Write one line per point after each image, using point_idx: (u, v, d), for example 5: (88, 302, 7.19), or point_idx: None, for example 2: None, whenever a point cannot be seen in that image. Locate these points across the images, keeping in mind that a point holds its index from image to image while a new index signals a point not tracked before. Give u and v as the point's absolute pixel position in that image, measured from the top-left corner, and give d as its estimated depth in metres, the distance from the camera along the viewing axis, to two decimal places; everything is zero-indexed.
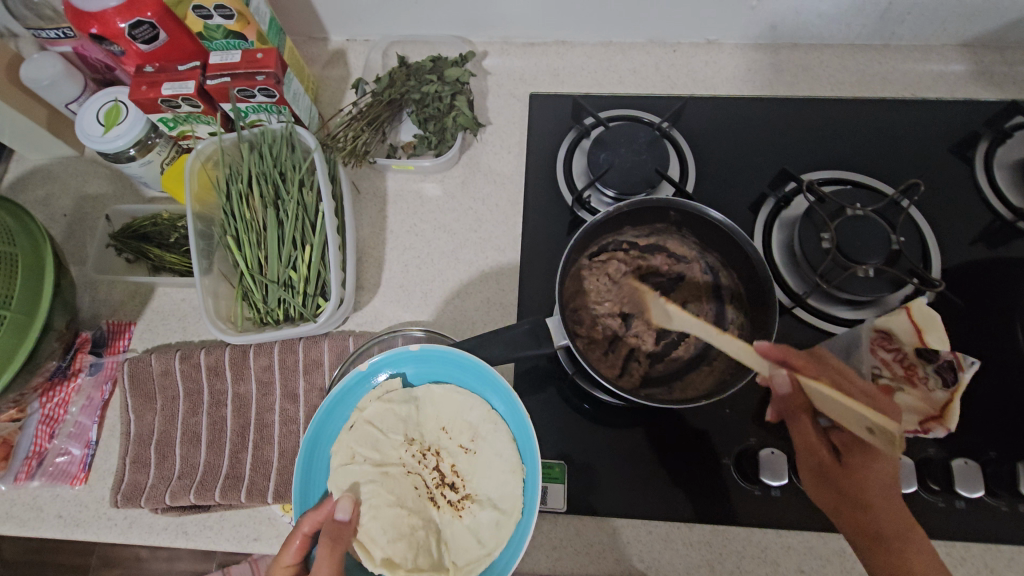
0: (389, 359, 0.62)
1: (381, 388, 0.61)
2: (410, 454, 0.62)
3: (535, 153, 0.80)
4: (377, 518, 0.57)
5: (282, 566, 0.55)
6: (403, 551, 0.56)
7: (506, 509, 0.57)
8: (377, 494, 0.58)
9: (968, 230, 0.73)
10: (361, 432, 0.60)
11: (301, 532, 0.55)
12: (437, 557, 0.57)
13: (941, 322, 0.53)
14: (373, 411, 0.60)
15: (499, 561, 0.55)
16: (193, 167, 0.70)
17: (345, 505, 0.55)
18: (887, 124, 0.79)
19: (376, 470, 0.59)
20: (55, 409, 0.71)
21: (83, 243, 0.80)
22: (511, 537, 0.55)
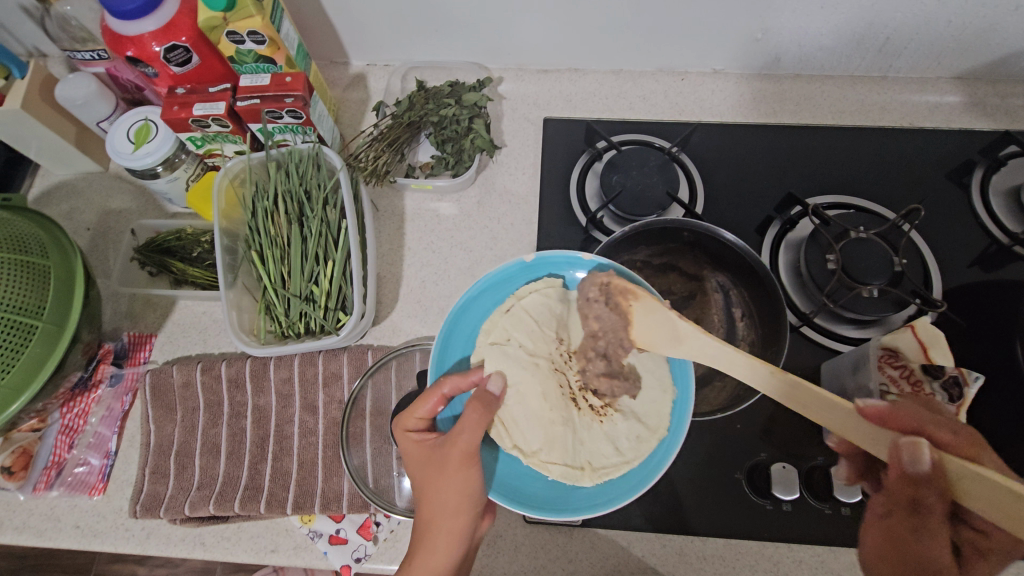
0: (549, 262, 0.68)
1: (541, 283, 0.68)
2: (557, 351, 0.66)
3: (549, 175, 0.83)
4: (523, 406, 0.63)
5: (412, 418, 0.58)
6: (540, 441, 0.62)
7: (651, 426, 0.63)
8: (525, 381, 0.63)
9: (967, 253, 0.76)
10: (517, 317, 0.66)
11: (442, 392, 0.57)
12: (572, 456, 0.62)
13: (945, 342, 0.57)
14: (531, 300, 0.66)
15: (633, 475, 0.61)
16: (221, 184, 0.73)
17: (496, 378, 0.60)
18: (887, 151, 0.82)
19: (527, 359, 0.64)
20: (75, 420, 0.71)
21: (106, 256, 0.82)
22: (653, 451, 0.61)
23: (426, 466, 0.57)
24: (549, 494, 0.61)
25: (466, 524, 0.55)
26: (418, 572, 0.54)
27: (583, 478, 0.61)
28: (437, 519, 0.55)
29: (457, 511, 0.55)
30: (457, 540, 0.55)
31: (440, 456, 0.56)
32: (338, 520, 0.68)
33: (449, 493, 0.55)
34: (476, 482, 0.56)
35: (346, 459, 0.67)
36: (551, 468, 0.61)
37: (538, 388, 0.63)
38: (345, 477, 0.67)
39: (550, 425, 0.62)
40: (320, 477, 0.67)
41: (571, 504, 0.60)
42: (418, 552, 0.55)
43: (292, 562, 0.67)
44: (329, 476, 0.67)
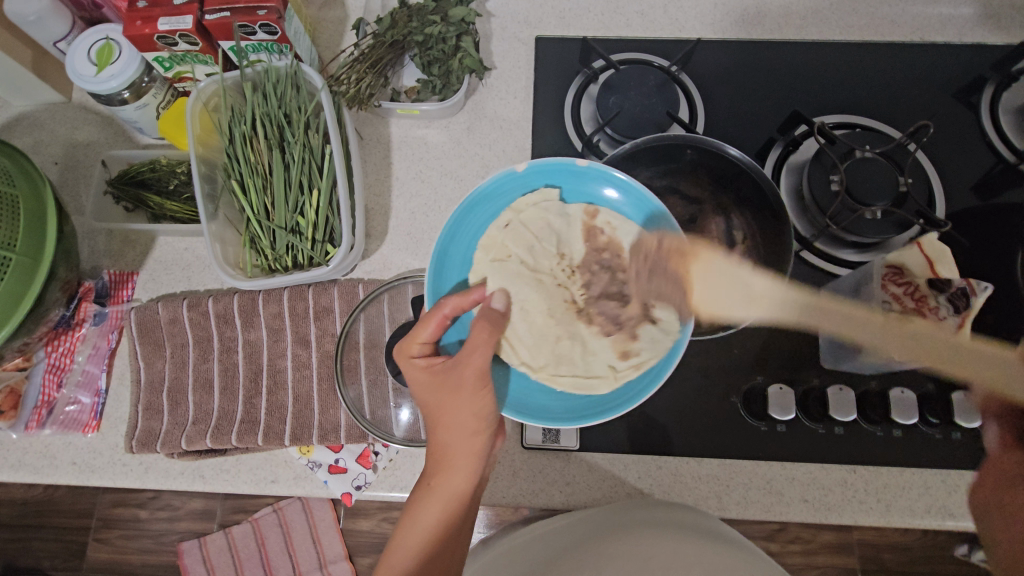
0: (547, 167, 0.65)
1: (538, 195, 0.65)
2: (557, 266, 0.67)
3: (542, 98, 0.79)
4: (527, 321, 0.64)
5: (415, 343, 0.57)
6: (547, 356, 0.63)
7: (664, 327, 0.62)
8: (529, 296, 0.64)
9: (971, 173, 0.74)
10: (516, 232, 0.65)
11: (443, 314, 0.56)
12: (582, 368, 0.63)
13: (951, 258, 0.58)
14: (530, 215, 0.65)
15: (642, 380, 0.60)
16: (194, 109, 0.68)
17: (497, 297, 0.62)
18: (896, 67, 0.79)
19: (529, 274, 0.65)
20: (61, 358, 0.70)
21: (78, 192, 0.78)
22: (654, 364, 0.60)
23: (437, 389, 0.56)
24: (562, 405, 0.61)
25: (481, 442, 0.55)
26: (438, 489, 0.54)
27: (597, 387, 0.61)
28: (453, 439, 0.55)
29: (473, 431, 0.55)
30: (474, 457, 0.55)
31: (453, 378, 0.55)
32: (337, 450, 0.68)
33: (466, 412, 0.55)
34: (491, 403, 0.56)
35: (342, 392, 0.66)
36: (560, 380, 0.62)
37: (541, 302, 0.64)
38: (342, 409, 0.67)
39: (555, 339, 0.63)
40: (316, 409, 0.67)
41: (585, 411, 0.60)
42: (430, 496, 0.54)
43: (293, 492, 0.67)
44: (326, 408, 0.67)
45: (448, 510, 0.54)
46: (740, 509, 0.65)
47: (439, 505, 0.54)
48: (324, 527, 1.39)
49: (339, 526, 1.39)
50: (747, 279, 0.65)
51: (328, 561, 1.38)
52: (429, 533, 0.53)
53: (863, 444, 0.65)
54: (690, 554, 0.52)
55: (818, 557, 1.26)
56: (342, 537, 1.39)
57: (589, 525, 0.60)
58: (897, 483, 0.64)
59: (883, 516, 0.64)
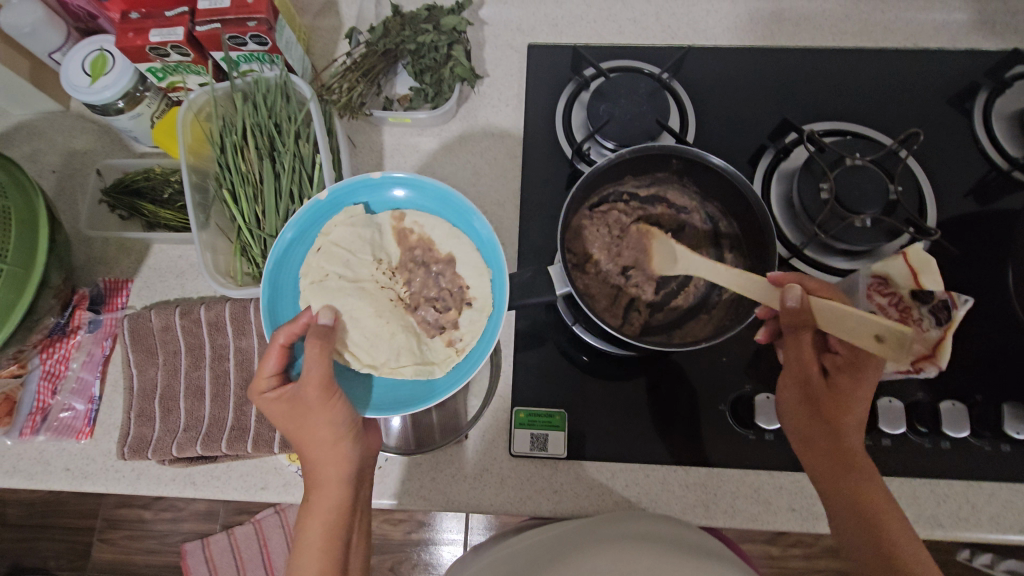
0: (344, 188, 0.63)
1: (344, 215, 0.63)
2: (376, 271, 0.64)
3: (534, 106, 0.79)
4: (360, 329, 0.60)
5: (262, 379, 0.57)
6: (386, 351, 0.60)
7: (479, 307, 0.62)
8: (356, 304, 0.61)
9: (964, 180, 0.74)
10: (329, 254, 0.62)
11: (279, 343, 0.56)
12: (419, 355, 0.61)
13: (934, 266, 0.56)
14: (339, 234, 0.62)
15: (473, 353, 0.61)
16: (186, 119, 0.68)
17: (326, 312, 0.57)
18: (889, 74, 0.78)
19: (350, 284, 0.62)
20: (56, 365, 0.71)
21: (74, 199, 0.79)
22: (485, 325, 0.61)
23: (290, 416, 0.55)
24: (415, 391, 0.60)
25: (344, 449, 0.55)
26: (315, 508, 0.55)
27: (435, 369, 0.61)
28: (318, 456, 0.55)
29: (333, 440, 0.55)
30: (342, 466, 0.56)
31: (300, 400, 0.54)
32: None
33: (321, 429, 0.55)
34: (343, 412, 0.55)
35: None
36: (404, 370, 0.60)
37: (368, 305, 0.61)
38: None
39: (391, 334, 0.61)
40: None
41: (438, 389, 0.60)
42: (308, 515, 0.55)
43: (283, 499, 0.68)
44: None
45: (328, 522, 0.54)
46: (729, 518, 0.64)
47: (319, 520, 0.54)
48: None
49: None
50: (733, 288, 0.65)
51: None
52: (317, 551, 0.53)
53: None
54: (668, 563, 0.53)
55: (819, 560, 1.29)
56: None
57: (575, 535, 0.60)
58: None
59: None
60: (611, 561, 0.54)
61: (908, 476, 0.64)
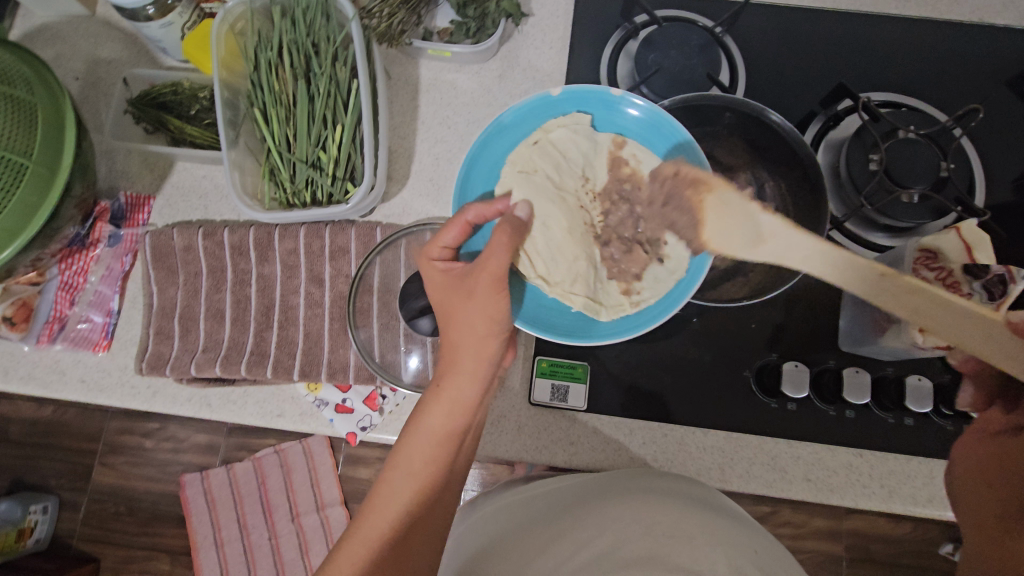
0: (577, 93, 0.65)
1: (570, 118, 0.65)
2: (580, 188, 0.66)
3: (578, 52, 0.76)
4: (547, 236, 0.62)
5: (436, 247, 0.58)
6: (565, 273, 0.62)
7: (671, 266, 0.62)
8: (552, 214, 0.63)
9: (1017, 166, 0.71)
10: (545, 150, 0.65)
11: (466, 220, 0.56)
12: (592, 291, 0.63)
13: (989, 243, 0.55)
14: (558, 136, 0.65)
15: (646, 314, 0.61)
16: (220, 31, 0.66)
17: (520, 206, 0.60)
18: (951, 49, 0.75)
19: (554, 191, 0.64)
20: (75, 277, 0.70)
21: (98, 109, 0.76)
22: (669, 290, 0.61)
23: (451, 292, 0.57)
24: (576, 324, 0.62)
25: (491, 346, 0.56)
26: (446, 392, 0.55)
27: (602, 311, 0.62)
28: (463, 342, 0.55)
29: (485, 334, 0.55)
30: (483, 362, 0.55)
31: (467, 282, 0.55)
32: (345, 391, 0.68)
33: (478, 318, 0.55)
34: (505, 311, 0.55)
35: (353, 335, 0.66)
36: (574, 299, 0.62)
37: (563, 220, 0.63)
38: (351, 350, 0.67)
39: (573, 258, 0.62)
40: (326, 348, 0.67)
41: (598, 331, 0.61)
42: (436, 395, 0.55)
43: (299, 428, 0.68)
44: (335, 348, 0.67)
45: (454, 413, 0.54)
46: (742, 482, 0.64)
47: (446, 405, 0.54)
48: (324, 470, 1.41)
49: (337, 472, 1.41)
50: None
51: (325, 504, 1.41)
52: (436, 434, 0.53)
53: (871, 430, 0.64)
54: (692, 526, 0.51)
55: (806, 542, 1.27)
56: (340, 482, 1.41)
57: (582, 493, 0.60)
58: (902, 472, 0.64)
59: (885, 502, 0.64)
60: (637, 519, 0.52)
61: (926, 457, 0.64)
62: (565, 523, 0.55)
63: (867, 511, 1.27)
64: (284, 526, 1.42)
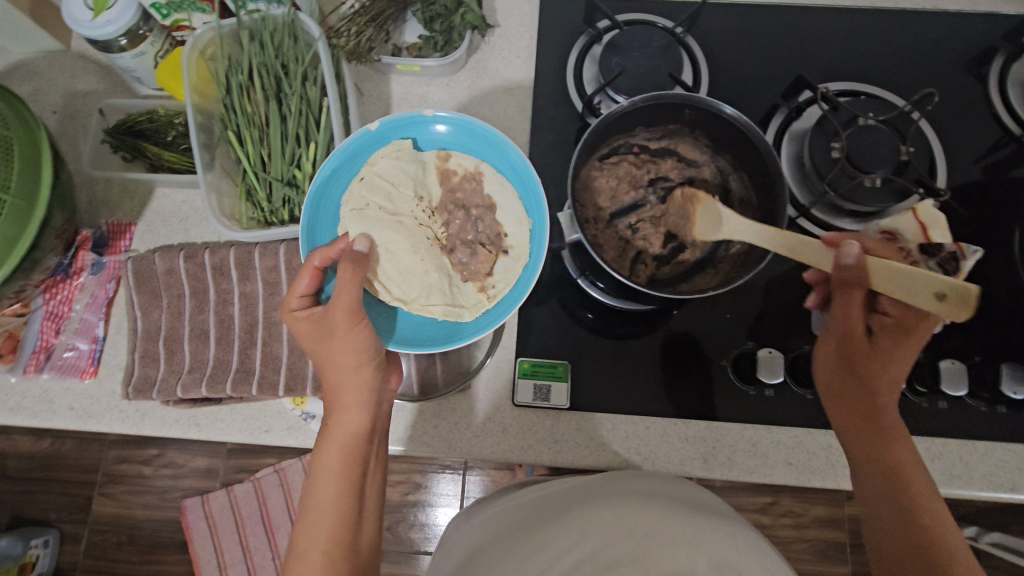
0: (401, 120, 0.65)
1: (391, 148, 0.65)
2: (416, 209, 0.66)
3: (544, 59, 0.78)
4: (393, 260, 0.63)
5: (294, 297, 0.57)
6: (417, 289, 0.63)
7: (516, 255, 0.65)
8: (393, 239, 0.64)
9: (976, 146, 0.73)
10: (373, 185, 0.64)
11: (313, 265, 0.56)
12: (449, 297, 0.63)
13: (945, 224, 0.56)
14: (382, 167, 0.64)
15: (502, 303, 0.62)
16: (190, 57, 0.67)
17: (360, 239, 0.58)
18: (905, 37, 0.77)
19: (389, 218, 0.64)
20: (60, 306, 0.71)
21: (77, 140, 0.78)
22: (520, 277, 0.63)
23: (318, 337, 0.56)
24: (443, 333, 0.62)
25: (367, 375, 0.57)
26: (333, 431, 0.56)
27: (464, 313, 0.62)
28: (339, 378, 0.56)
29: (357, 365, 0.56)
30: (362, 392, 0.56)
31: (327, 322, 0.55)
32: None
33: (346, 353, 0.55)
34: (368, 338, 0.56)
35: None
36: (433, 309, 0.62)
37: (404, 241, 0.64)
38: None
39: (424, 273, 0.63)
40: (310, 361, 0.68)
41: (461, 333, 0.61)
42: (327, 438, 0.56)
43: (287, 442, 0.69)
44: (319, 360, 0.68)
45: (346, 445, 0.55)
46: (726, 470, 0.65)
47: (336, 442, 0.55)
48: None
49: None
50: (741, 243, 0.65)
51: None
52: (336, 472, 0.54)
53: None
54: (676, 529, 0.52)
55: (808, 531, 1.28)
56: None
57: (566, 496, 0.60)
58: None
59: None
60: (615, 524, 0.53)
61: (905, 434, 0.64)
62: (545, 528, 0.56)
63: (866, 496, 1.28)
64: (285, 547, 1.40)
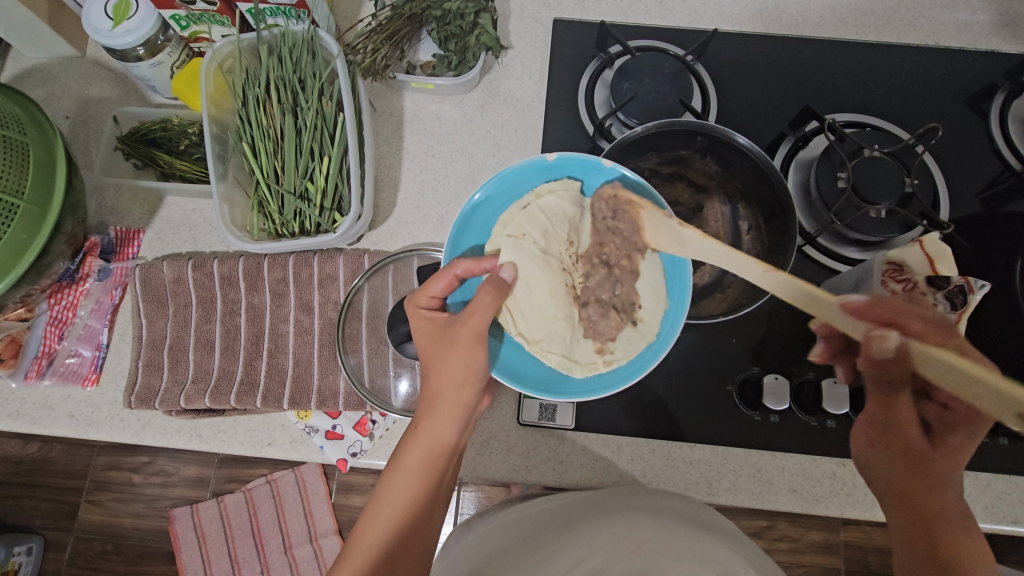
0: (578, 162, 0.64)
1: (559, 184, 0.65)
2: (565, 252, 0.64)
3: (557, 81, 0.79)
4: (529, 296, 0.62)
5: (424, 296, 0.58)
6: (544, 331, 0.62)
7: (643, 330, 0.63)
8: (536, 275, 0.62)
9: (977, 180, 0.75)
10: (532, 215, 0.63)
11: (454, 273, 0.57)
12: (568, 349, 0.62)
13: (950, 258, 0.59)
14: (547, 201, 0.63)
15: (618, 372, 0.61)
16: (208, 69, 0.68)
17: (507, 267, 0.60)
18: (909, 72, 0.79)
19: (539, 254, 0.62)
20: (63, 312, 0.70)
21: (88, 147, 0.78)
22: (640, 352, 0.61)
23: (435, 340, 0.57)
24: (548, 378, 0.62)
25: (467, 393, 0.57)
26: (422, 436, 0.55)
27: (576, 369, 0.62)
28: (441, 388, 0.56)
29: (461, 382, 0.56)
30: (459, 408, 0.56)
31: (450, 333, 0.56)
32: (335, 417, 0.69)
33: (457, 366, 0.56)
34: (482, 361, 0.56)
35: (343, 360, 0.67)
36: (550, 356, 0.62)
37: (546, 281, 0.62)
38: (341, 375, 0.68)
39: (553, 318, 0.62)
40: (316, 374, 0.68)
41: (568, 389, 0.61)
42: (415, 440, 0.55)
43: (289, 456, 0.68)
44: (325, 374, 0.67)
45: (432, 454, 0.55)
46: (730, 495, 0.65)
47: (423, 447, 0.55)
48: (316, 500, 1.39)
49: (330, 501, 1.40)
50: None
51: (317, 535, 1.39)
52: (416, 477, 0.54)
53: None
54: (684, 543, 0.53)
55: (803, 556, 1.27)
56: (333, 512, 1.40)
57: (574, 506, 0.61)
58: None
59: (870, 510, 0.65)
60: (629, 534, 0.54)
61: None
62: (557, 538, 0.57)
63: (861, 522, 1.28)
64: (275, 560, 1.38)
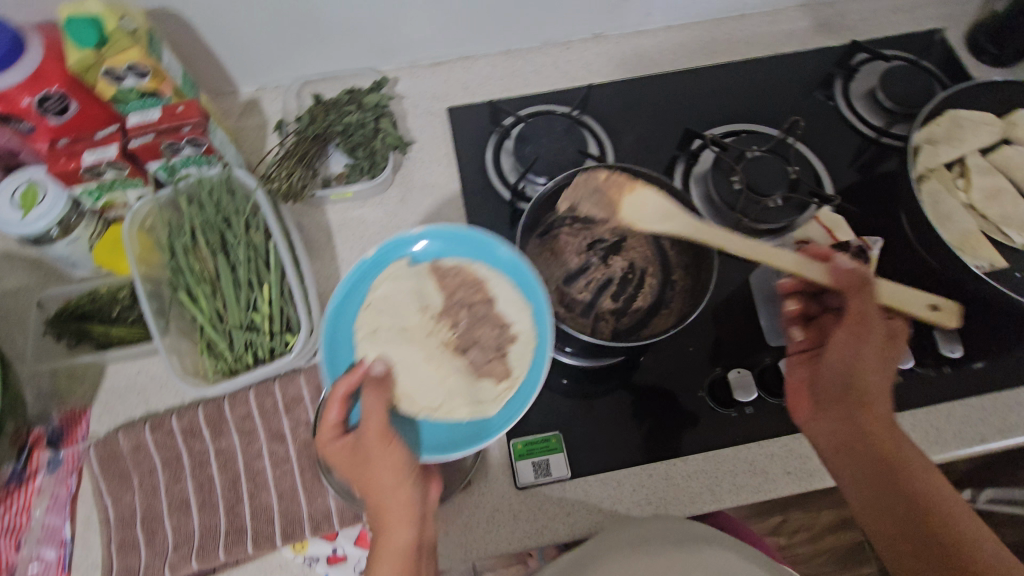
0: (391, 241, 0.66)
1: (389, 272, 0.66)
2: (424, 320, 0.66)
3: (465, 160, 0.85)
4: (412, 375, 0.62)
5: (327, 428, 0.56)
6: (441, 395, 0.62)
7: (524, 342, 0.64)
8: (407, 354, 0.63)
9: (844, 154, 0.85)
10: (378, 309, 0.65)
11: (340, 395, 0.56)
12: (471, 396, 0.62)
13: (846, 227, 0.75)
14: (384, 290, 0.65)
15: (524, 389, 0.61)
16: (131, 232, 0.69)
17: (376, 365, 0.59)
18: (760, 80, 0.90)
19: (400, 335, 0.64)
20: (17, 518, 0.65)
21: (14, 339, 0.75)
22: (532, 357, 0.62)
23: (354, 465, 0.54)
24: (470, 433, 0.61)
25: (409, 492, 0.53)
26: (386, 554, 0.52)
27: (489, 409, 0.62)
28: (382, 501, 0.53)
29: (396, 485, 0.53)
30: (407, 510, 0.53)
31: (361, 450, 0.54)
32: (333, 539, 0.67)
33: (385, 475, 0.53)
34: (404, 455, 0.54)
35: (326, 480, 0.63)
36: (458, 412, 0.62)
37: (419, 353, 0.63)
38: (329, 496, 0.66)
39: (444, 377, 0.62)
40: (303, 501, 0.65)
41: (490, 430, 0.60)
42: (379, 563, 0.52)
43: None
44: (313, 499, 0.65)
45: (401, 566, 0.51)
46: (734, 496, 0.67)
47: (390, 565, 0.51)
48: None
49: None
50: (684, 278, 0.70)
51: None
52: None
53: None
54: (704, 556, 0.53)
55: (825, 540, 1.28)
56: None
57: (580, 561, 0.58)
58: None
59: None
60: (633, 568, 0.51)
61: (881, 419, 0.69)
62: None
63: None
64: None
